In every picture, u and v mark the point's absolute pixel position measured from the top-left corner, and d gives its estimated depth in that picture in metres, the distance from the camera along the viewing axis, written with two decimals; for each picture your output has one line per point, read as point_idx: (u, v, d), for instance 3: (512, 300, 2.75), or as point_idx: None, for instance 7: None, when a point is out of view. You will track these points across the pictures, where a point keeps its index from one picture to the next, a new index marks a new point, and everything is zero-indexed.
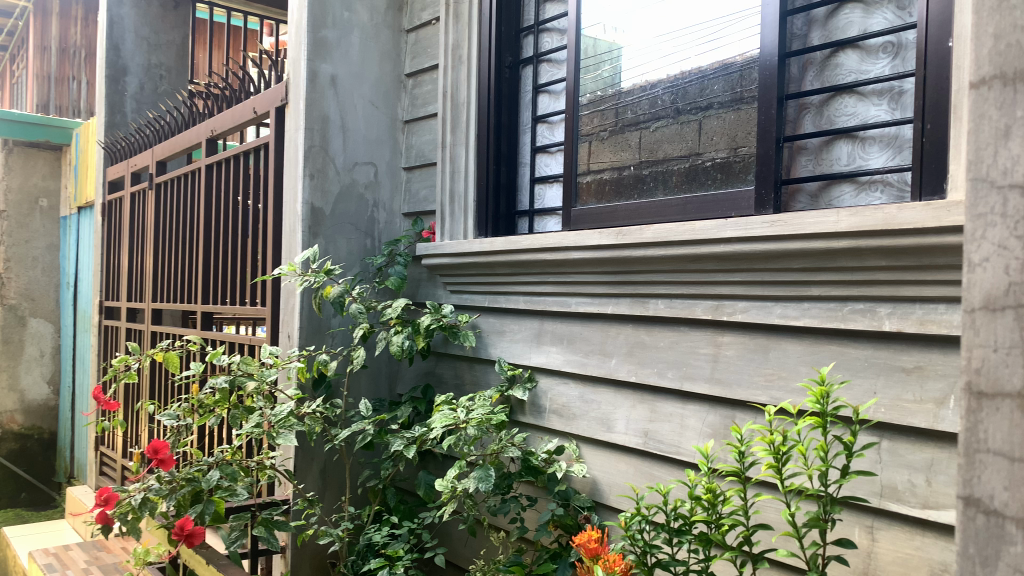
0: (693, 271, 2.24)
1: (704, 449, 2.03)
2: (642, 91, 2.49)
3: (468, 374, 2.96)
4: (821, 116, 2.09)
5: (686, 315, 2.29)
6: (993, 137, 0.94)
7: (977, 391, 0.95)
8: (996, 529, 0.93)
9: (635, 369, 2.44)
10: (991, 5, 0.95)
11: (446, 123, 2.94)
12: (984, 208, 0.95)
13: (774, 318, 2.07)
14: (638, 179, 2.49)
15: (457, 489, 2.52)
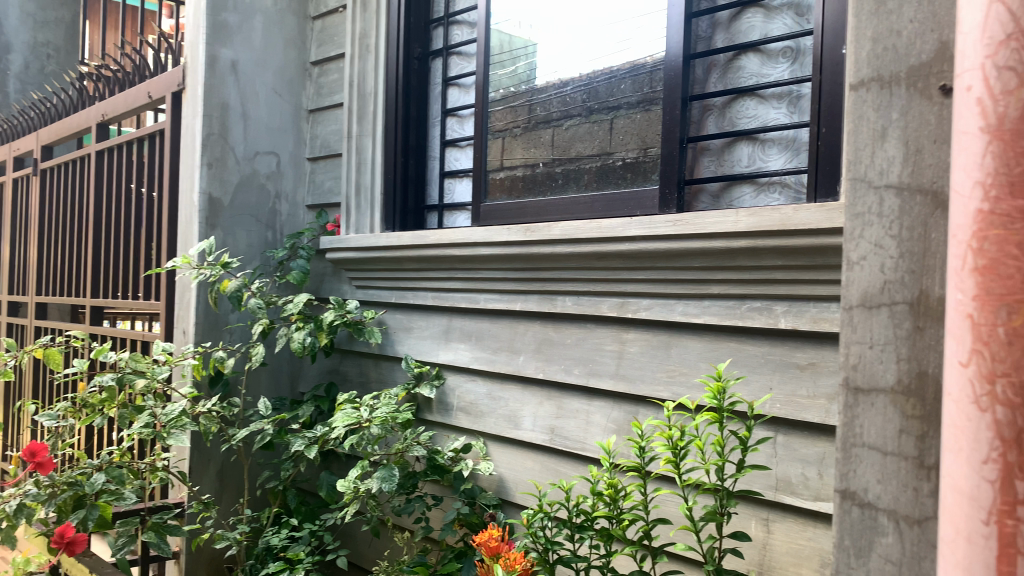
0: (600, 269, 2.25)
1: (607, 445, 2.03)
2: (554, 89, 2.49)
3: (374, 372, 2.90)
4: (723, 118, 2.12)
5: (592, 312, 2.30)
6: (871, 138, 0.96)
7: (854, 386, 0.97)
8: (870, 521, 0.95)
9: (542, 366, 2.43)
10: (869, 9, 0.97)
11: (352, 113, 2.87)
12: (862, 208, 0.97)
13: (676, 316, 2.10)
14: (549, 176, 2.49)
15: (359, 489, 2.45)
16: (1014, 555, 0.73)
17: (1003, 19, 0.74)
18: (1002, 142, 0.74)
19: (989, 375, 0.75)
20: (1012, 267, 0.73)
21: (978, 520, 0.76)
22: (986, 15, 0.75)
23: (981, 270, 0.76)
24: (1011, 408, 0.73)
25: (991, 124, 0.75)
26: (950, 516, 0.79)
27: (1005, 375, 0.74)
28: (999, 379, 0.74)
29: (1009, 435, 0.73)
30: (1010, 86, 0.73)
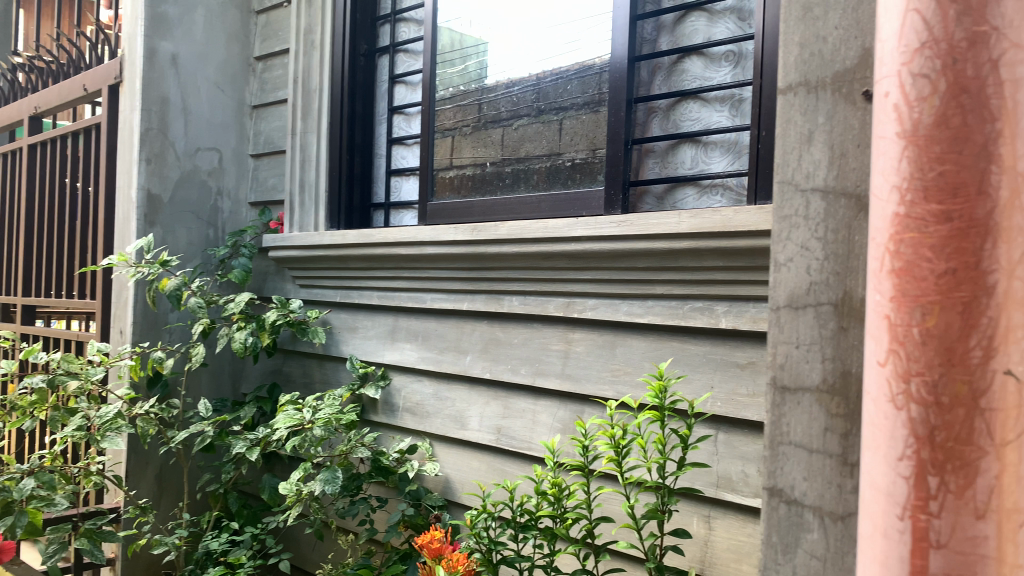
0: (546, 269, 2.25)
1: (551, 445, 2.04)
2: (504, 89, 2.48)
3: (318, 372, 2.85)
4: (667, 120, 2.15)
5: (538, 312, 2.31)
6: (798, 141, 0.98)
7: (781, 385, 0.99)
8: (796, 517, 0.97)
9: (489, 366, 2.43)
10: (797, 15, 0.99)
11: (297, 109, 2.83)
12: (789, 210, 0.99)
13: (621, 315, 2.11)
14: (498, 175, 2.48)
15: (302, 491, 2.42)
16: (926, 548, 0.76)
17: (918, 28, 0.76)
18: (917, 148, 0.76)
19: (905, 374, 0.77)
20: (926, 270, 0.76)
21: (894, 515, 0.78)
22: (902, 24, 0.78)
23: (897, 272, 0.78)
24: (925, 406, 0.76)
25: (907, 129, 0.77)
26: (869, 511, 0.81)
27: (920, 374, 0.76)
28: (913, 378, 0.77)
29: (922, 433, 0.76)
30: (924, 93, 0.76)
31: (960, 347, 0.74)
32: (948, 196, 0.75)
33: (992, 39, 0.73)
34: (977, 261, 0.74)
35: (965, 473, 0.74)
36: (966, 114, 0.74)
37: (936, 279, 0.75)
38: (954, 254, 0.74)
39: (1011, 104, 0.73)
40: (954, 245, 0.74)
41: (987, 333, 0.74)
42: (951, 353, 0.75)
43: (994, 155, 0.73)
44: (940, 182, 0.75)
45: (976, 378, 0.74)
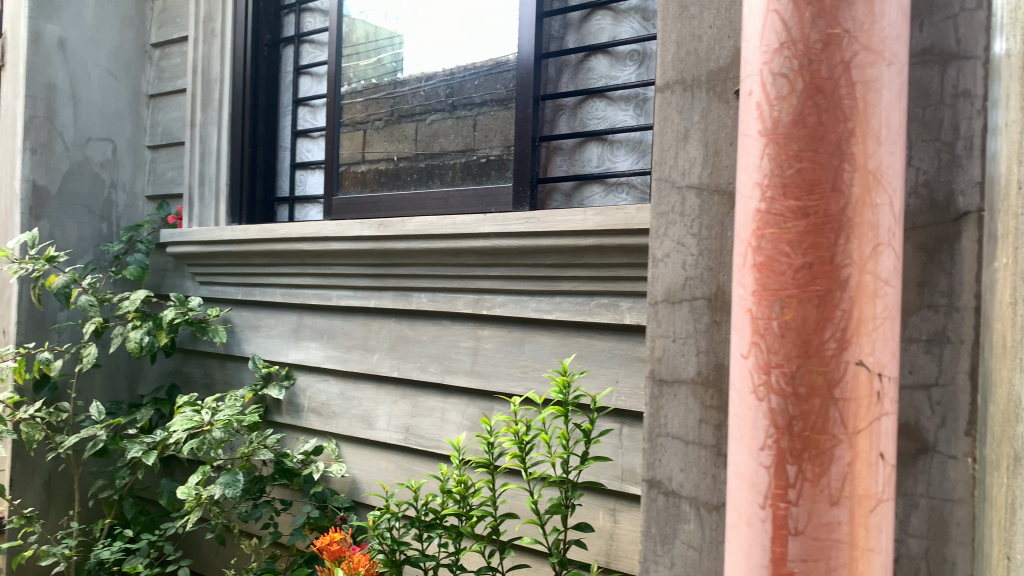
0: (455, 265, 2.23)
1: (456, 442, 2.02)
2: (418, 83, 2.44)
3: (219, 372, 2.76)
4: (574, 118, 2.17)
5: (447, 309, 2.29)
6: (674, 139, 1.00)
7: (659, 378, 1.01)
8: (674, 508, 0.99)
9: (397, 364, 2.40)
10: (674, 13, 1.01)
11: (196, 99, 2.72)
12: (666, 207, 1.01)
13: (529, 312, 2.12)
14: (413, 170, 2.45)
15: (201, 496, 2.34)
16: (786, 535, 0.78)
17: (778, 29, 0.79)
18: (777, 145, 0.79)
19: (765, 366, 0.80)
20: (785, 264, 0.79)
21: (756, 504, 0.80)
22: (764, 25, 0.80)
23: (758, 267, 0.81)
24: (784, 396, 0.78)
25: (768, 127, 0.80)
26: (735, 501, 0.83)
27: (779, 365, 0.79)
28: (773, 370, 0.79)
29: (780, 423, 0.78)
30: (783, 92, 0.78)
31: (815, 339, 0.77)
32: (804, 192, 0.77)
33: (845, 40, 0.76)
34: (832, 256, 0.77)
35: (821, 461, 0.77)
36: (821, 113, 0.77)
37: (793, 273, 0.78)
38: (810, 249, 0.77)
39: (862, 105, 0.76)
40: (810, 240, 0.77)
41: (841, 325, 0.76)
42: (807, 345, 0.77)
43: (847, 153, 0.77)
44: (798, 179, 0.78)
45: (831, 368, 0.76)
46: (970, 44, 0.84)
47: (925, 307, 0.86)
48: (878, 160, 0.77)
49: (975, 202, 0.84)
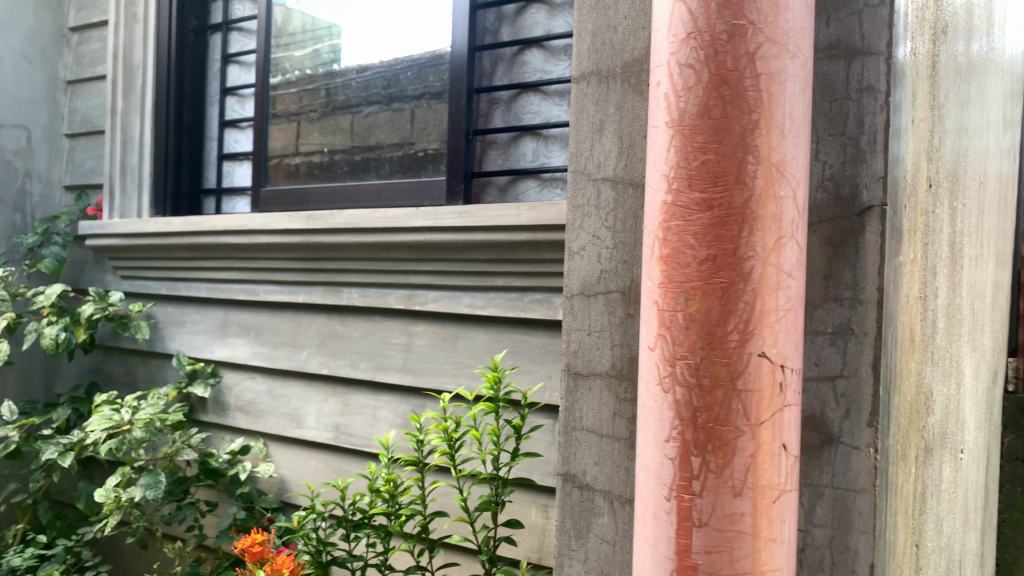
0: (387, 260, 2.19)
1: (385, 441, 1.97)
2: (354, 75, 2.40)
3: (142, 370, 2.67)
4: (509, 112, 2.15)
5: (378, 305, 2.25)
6: (590, 131, 0.99)
7: (574, 372, 1.00)
8: (588, 502, 0.98)
9: (327, 361, 2.35)
10: (590, 4, 1.00)
11: (117, 87, 2.62)
12: (582, 199, 1.00)
13: (463, 307, 2.10)
14: (349, 165, 2.40)
15: (121, 499, 2.25)
16: (690, 527, 0.78)
17: (684, 19, 0.79)
18: (683, 137, 0.79)
19: (671, 358, 0.80)
20: (689, 256, 0.79)
21: (661, 496, 0.80)
22: (672, 15, 0.80)
23: (664, 259, 0.81)
24: (688, 388, 0.79)
25: (674, 119, 0.80)
26: (642, 493, 0.83)
27: (683, 357, 0.79)
28: (678, 362, 0.79)
29: (685, 415, 0.79)
30: (689, 83, 0.78)
31: (719, 331, 0.77)
32: (709, 184, 0.78)
33: (749, 32, 0.77)
34: (735, 248, 0.77)
35: (724, 452, 0.77)
36: (726, 105, 0.77)
37: (698, 265, 0.78)
38: (714, 242, 0.78)
39: (765, 97, 0.77)
40: (714, 233, 0.78)
41: (743, 317, 0.77)
42: (711, 337, 0.78)
43: (751, 145, 0.77)
44: (703, 171, 0.78)
45: (734, 360, 0.77)
46: (874, 40, 0.85)
47: (831, 300, 0.87)
48: (781, 153, 0.78)
49: (878, 196, 0.84)
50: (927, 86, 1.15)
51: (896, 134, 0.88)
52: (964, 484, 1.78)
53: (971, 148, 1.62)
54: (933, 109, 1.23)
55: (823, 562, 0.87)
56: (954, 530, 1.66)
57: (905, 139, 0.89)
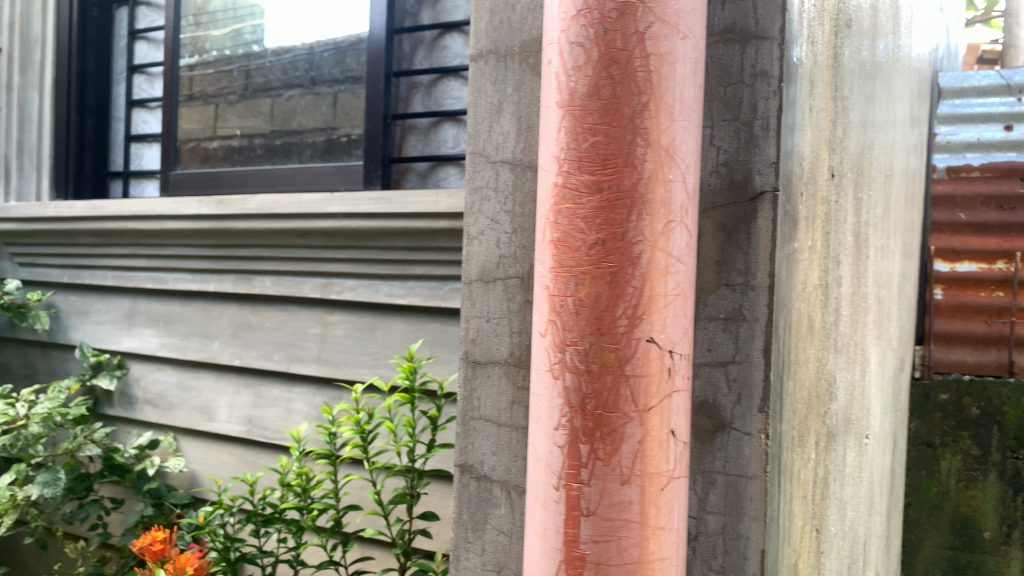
0: (302, 247, 2.13)
1: (297, 433, 1.91)
2: (275, 57, 2.32)
3: (41, 362, 2.56)
4: (429, 97, 2.09)
5: (292, 294, 2.18)
6: (489, 112, 0.97)
7: (473, 360, 0.98)
8: (485, 493, 0.96)
9: (239, 352, 2.27)
10: None
11: (14, 62, 2.54)
12: (481, 182, 0.97)
13: (380, 297, 2.05)
14: (269, 150, 2.32)
15: (16, 497, 2.14)
16: (578, 516, 0.76)
17: None
18: (573, 117, 0.77)
19: (561, 344, 0.78)
20: (579, 240, 0.77)
21: (550, 485, 0.78)
22: None
23: (555, 243, 0.79)
24: (577, 374, 0.77)
25: (565, 99, 0.78)
26: (532, 483, 0.81)
27: (573, 343, 0.77)
28: (568, 348, 0.77)
29: (574, 402, 0.77)
30: (579, 62, 0.77)
31: (608, 316, 0.76)
32: (598, 166, 0.76)
33: (639, 11, 0.75)
34: (625, 232, 0.76)
35: (613, 439, 0.76)
36: (615, 86, 0.75)
37: (587, 249, 0.77)
38: (603, 225, 0.76)
39: (655, 78, 0.76)
40: (603, 216, 0.76)
41: (632, 302, 0.76)
42: (601, 322, 0.76)
43: (640, 128, 0.76)
44: (593, 153, 0.76)
45: (622, 345, 0.76)
46: (767, 24, 0.84)
47: (723, 286, 0.87)
48: (671, 135, 0.76)
49: (770, 181, 0.84)
50: (828, 76, 1.15)
51: (789, 120, 0.88)
52: (870, 469, 1.82)
53: (877, 141, 1.65)
54: (835, 100, 1.23)
55: (716, 549, 0.87)
56: (858, 514, 1.70)
57: (798, 126, 0.90)
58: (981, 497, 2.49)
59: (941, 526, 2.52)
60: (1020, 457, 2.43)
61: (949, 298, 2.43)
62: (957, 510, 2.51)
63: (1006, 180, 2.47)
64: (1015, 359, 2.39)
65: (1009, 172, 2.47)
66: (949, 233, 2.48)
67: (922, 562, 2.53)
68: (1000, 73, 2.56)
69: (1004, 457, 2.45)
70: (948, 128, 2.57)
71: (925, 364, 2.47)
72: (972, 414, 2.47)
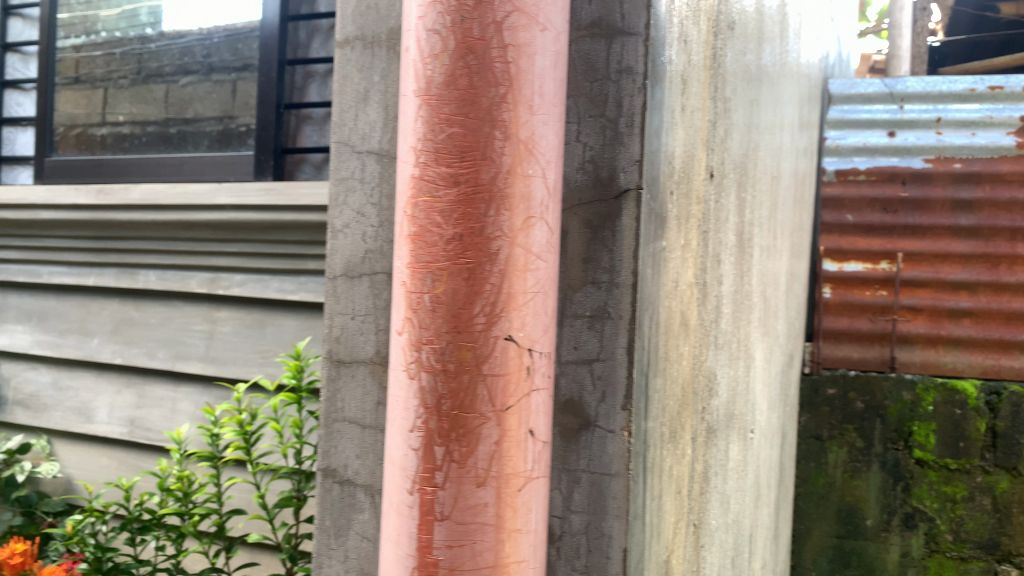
0: (187, 240, 2.03)
1: (177, 435, 1.82)
2: (171, 40, 2.20)
3: None
4: (325, 87, 2.02)
5: (177, 288, 2.08)
6: (355, 100, 0.93)
7: (336, 359, 0.94)
8: (349, 498, 0.93)
9: (120, 350, 2.15)
10: None
11: None
12: (346, 172, 0.94)
13: (271, 292, 1.96)
14: (162, 138, 2.20)
15: None
16: (432, 521, 0.73)
17: None
18: (430, 107, 0.74)
19: (416, 342, 0.74)
20: (436, 235, 0.74)
21: (405, 490, 0.75)
22: None
23: (411, 237, 0.75)
24: (433, 373, 0.73)
25: (422, 88, 0.75)
26: (388, 488, 0.78)
27: (430, 342, 0.74)
28: (424, 346, 0.74)
29: (430, 403, 0.74)
30: (436, 49, 0.74)
31: (465, 314, 0.73)
32: (455, 158, 0.73)
33: (497, 1, 0.73)
34: (482, 227, 0.73)
35: (468, 441, 0.73)
36: (472, 75, 0.73)
37: (444, 245, 0.73)
38: (460, 220, 0.73)
39: (513, 70, 0.73)
40: (461, 210, 0.73)
41: (490, 299, 0.73)
42: (458, 320, 0.73)
43: (498, 120, 0.73)
44: (449, 145, 0.73)
45: (479, 344, 0.73)
46: (633, 20, 0.83)
47: (589, 284, 0.86)
48: (530, 129, 0.74)
49: (634, 179, 0.83)
50: (707, 78, 1.16)
51: (656, 118, 0.87)
52: (756, 462, 1.87)
53: (763, 144, 1.69)
54: (715, 100, 1.24)
55: (580, 549, 0.86)
56: (742, 507, 1.74)
57: (664, 124, 0.90)
58: (864, 487, 2.55)
59: (828, 515, 2.58)
60: (900, 448, 2.52)
61: (837, 296, 2.60)
62: (842, 500, 2.57)
63: (889, 183, 2.61)
64: (896, 355, 2.54)
65: (892, 176, 2.61)
66: (837, 233, 2.63)
67: (810, 551, 2.59)
68: (883, 81, 2.71)
69: (885, 448, 2.53)
70: (836, 133, 2.69)
71: (814, 360, 2.59)
72: (856, 408, 2.54)
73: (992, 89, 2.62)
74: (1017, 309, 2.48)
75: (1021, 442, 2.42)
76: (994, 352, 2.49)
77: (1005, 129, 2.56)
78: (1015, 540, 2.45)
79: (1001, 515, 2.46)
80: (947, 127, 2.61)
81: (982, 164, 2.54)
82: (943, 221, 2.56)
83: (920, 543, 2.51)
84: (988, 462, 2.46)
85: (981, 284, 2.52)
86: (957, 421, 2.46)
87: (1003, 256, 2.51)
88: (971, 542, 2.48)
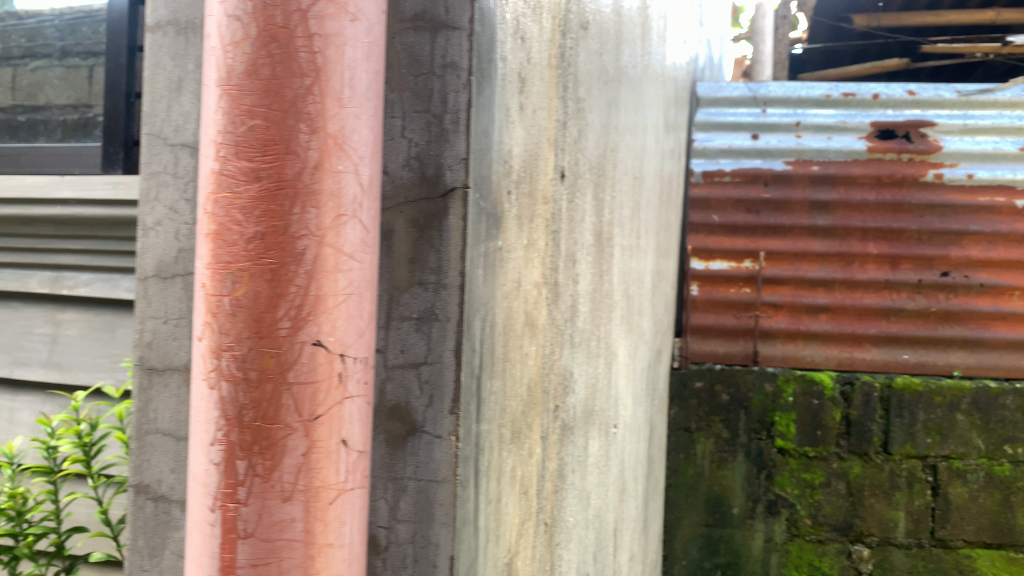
0: (26, 236, 1.89)
1: (9, 449, 1.67)
2: (17, 20, 2.04)
3: None
4: None
5: (15, 289, 1.93)
6: (167, 89, 0.87)
7: (148, 366, 0.88)
8: (162, 515, 0.87)
9: None
10: None
11: None
12: (158, 165, 0.88)
13: (121, 292, 1.82)
14: (6, 125, 2.04)
15: None
16: (234, 539, 0.69)
17: None
18: (230, 97, 0.70)
19: (217, 349, 0.70)
20: (236, 234, 0.69)
21: (206, 507, 0.71)
22: None
23: (211, 236, 0.71)
24: (234, 382, 0.69)
25: (222, 77, 0.70)
26: (190, 505, 0.73)
27: (230, 348, 0.69)
28: (224, 353, 0.70)
29: (231, 414, 0.69)
30: (236, 37, 0.69)
31: (268, 318, 0.69)
32: (257, 152, 0.69)
33: None
34: (286, 225, 0.69)
35: (273, 453, 0.69)
36: (274, 65, 0.69)
37: (245, 244, 0.69)
38: (262, 218, 0.69)
39: (320, 61, 0.70)
40: (262, 208, 0.69)
41: (295, 302, 0.69)
42: (260, 324, 0.69)
43: (303, 113, 0.69)
44: (250, 138, 0.69)
45: (284, 350, 0.69)
46: (457, 14, 0.81)
47: (415, 285, 0.82)
48: (340, 123, 0.71)
49: (461, 177, 0.80)
50: (553, 78, 1.16)
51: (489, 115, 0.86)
52: (620, 456, 1.93)
53: (622, 145, 1.71)
54: (565, 100, 1.25)
55: (406, 559, 0.83)
56: (605, 501, 1.77)
57: (495, 120, 0.88)
58: (730, 476, 2.66)
59: (697, 505, 2.69)
60: (763, 438, 2.64)
61: (704, 293, 2.72)
62: (710, 489, 2.68)
63: (752, 185, 2.74)
64: (759, 349, 2.68)
65: (755, 177, 2.74)
66: (704, 233, 2.74)
67: (681, 540, 2.71)
68: (750, 86, 2.85)
69: (749, 438, 2.64)
70: (704, 135, 2.82)
71: (683, 355, 2.69)
72: (722, 400, 2.64)
73: (846, 97, 2.78)
74: (869, 304, 2.65)
75: (872, 429, 2.58)
76: (848, 346, 2.65)
77: (857, 134, 2.73)
78: (866, 522, 2.61)
79: (854, 498, 2.61)
80: (806, 131, 2.77)
81: (837, 167, 2.70)
82: (802, 222, 2.70)
83: (781, 528, 2.64)
84: (843, 449, 2.61)
85: (836, 281, 2.68)
86: (815, 411, 2.59)
87: (856, 255, 2.66)
88: (828, 525, 2.62)
